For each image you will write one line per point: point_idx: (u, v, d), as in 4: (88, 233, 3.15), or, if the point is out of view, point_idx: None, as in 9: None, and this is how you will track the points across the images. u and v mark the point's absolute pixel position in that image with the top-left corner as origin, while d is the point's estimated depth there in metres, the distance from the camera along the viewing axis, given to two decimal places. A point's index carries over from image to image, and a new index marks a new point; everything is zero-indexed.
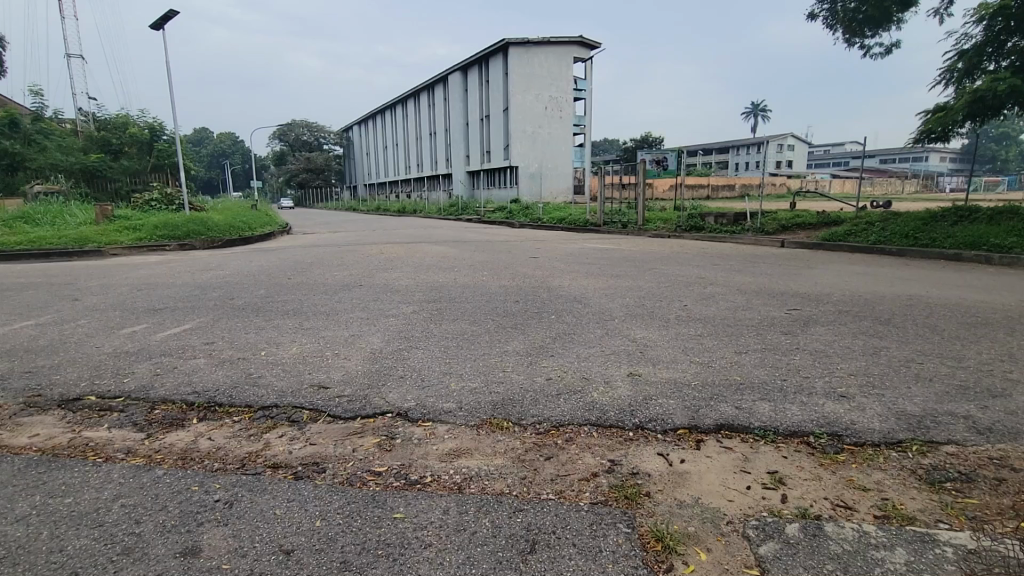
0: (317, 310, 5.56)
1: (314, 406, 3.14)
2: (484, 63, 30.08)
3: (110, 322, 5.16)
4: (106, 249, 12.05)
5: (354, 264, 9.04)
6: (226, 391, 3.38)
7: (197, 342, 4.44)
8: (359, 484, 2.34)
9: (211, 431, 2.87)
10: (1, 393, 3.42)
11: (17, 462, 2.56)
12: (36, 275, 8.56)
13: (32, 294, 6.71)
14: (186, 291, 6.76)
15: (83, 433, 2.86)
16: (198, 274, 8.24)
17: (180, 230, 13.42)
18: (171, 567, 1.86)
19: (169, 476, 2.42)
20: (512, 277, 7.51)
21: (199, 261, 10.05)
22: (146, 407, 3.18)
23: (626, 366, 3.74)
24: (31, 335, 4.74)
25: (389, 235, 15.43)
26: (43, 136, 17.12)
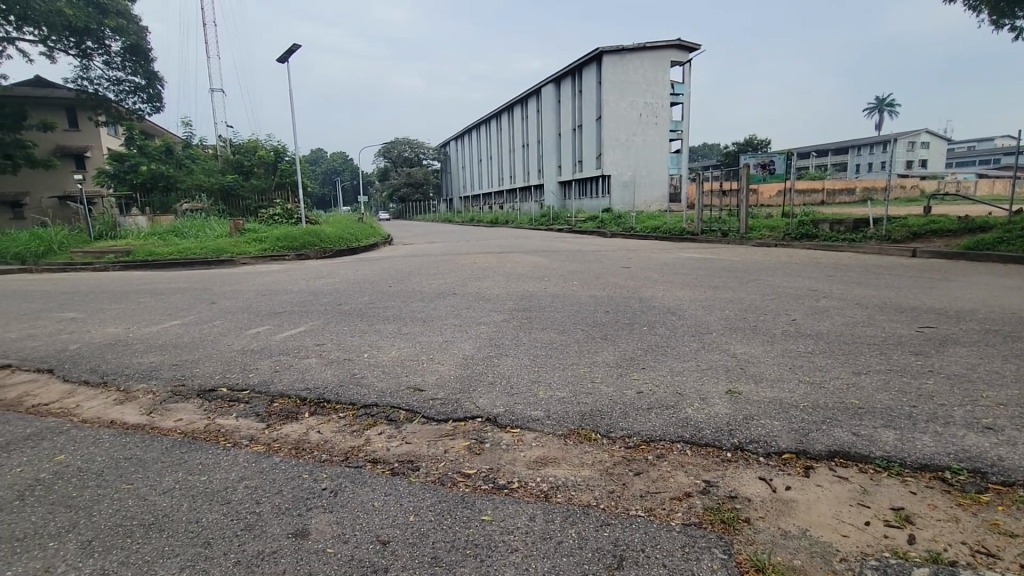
0: (414, 316, 5.85)
1: (410, 407, 3.31)
2: (578, 73, 30.14)
3: (239, 323, 5.83)
4: (238, 259, 13.68)
5: (449, 273, 9.42)
6: (333, 389, 3.67)
7: (310, 343, 4.88)
8: (450, 484, 2.43)
9: (319, 425, 3.13)
10: (154, 381, 3.99)
11: (165, 441, 2.97)
12: (184, 282, 9.90)
13: (180, 298, 7.76)
14: (302, 296, 7.45)
15: (216, 420, 3.26)
16: (312, 281, 9.05)
17: (297, 242, 14.82)
18: (284, 546, 2.04)
19: (284, 463, 2.67)
20: (603, 287, 7.41)
21: (314, 270, 11.05)
22: (267, 400, 3.54)
23: (725, 383, 3.52)
24: (179, 333, 5.50)
25: (481, 245, 15.88)
26: (193, 162, 20.50)
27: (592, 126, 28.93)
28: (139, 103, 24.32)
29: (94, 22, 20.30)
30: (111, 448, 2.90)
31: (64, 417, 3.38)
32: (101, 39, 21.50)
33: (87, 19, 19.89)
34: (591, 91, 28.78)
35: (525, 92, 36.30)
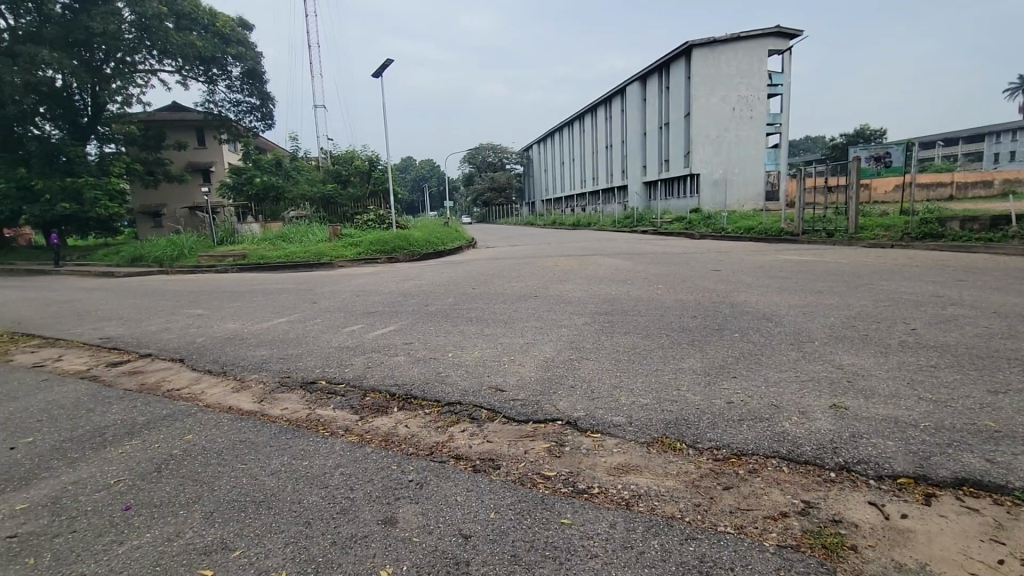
0: (497, 318, 5.97)
1: (492, 406, 3.38)
2: (665, 69, 29.16)
3: (337, 322, 6.29)
4: (336, 262, 14.73)
5: (531, 275, 9.51)
6: (419, 386, 3.84)
7: (399, 341, 5.14)
8: (530, 485, 2.45)
9: (407, 419, 3.28)
10: (265, 372, 4.41)
11: (272, 427, 3.27)
12: (291, 283, 10.85)
13: (287, 298, 8.51)
14: (392, 298, 7.88)
15: (316, 410, 3.53)
16: (402, 283, 9.54)
17: (389, 246, 15.68)
18: (375, 531, 2.17)
19: (375, 454, 2.84)
20: (690, 291, 7.11)
21: (404, 272, 11.64)
22: (360, 394, 3.77)
23: (828, 396, 3.23)
24: (286, 329, 6.04)
25: (563, 248, 15.85)
26: (298, 172, 22.60)
27: (680, 123, 27.84)
28: (255, 122, 26.97)
29: (219, 51, 22.83)
30: (229, 431, 3.24)
31: (192, 401, 3.83)
32: (224, 66, 24.11)
33: (213, 49, 22.41)
34: (679, 87, 27.71)
35: (609, 92, 35.69)
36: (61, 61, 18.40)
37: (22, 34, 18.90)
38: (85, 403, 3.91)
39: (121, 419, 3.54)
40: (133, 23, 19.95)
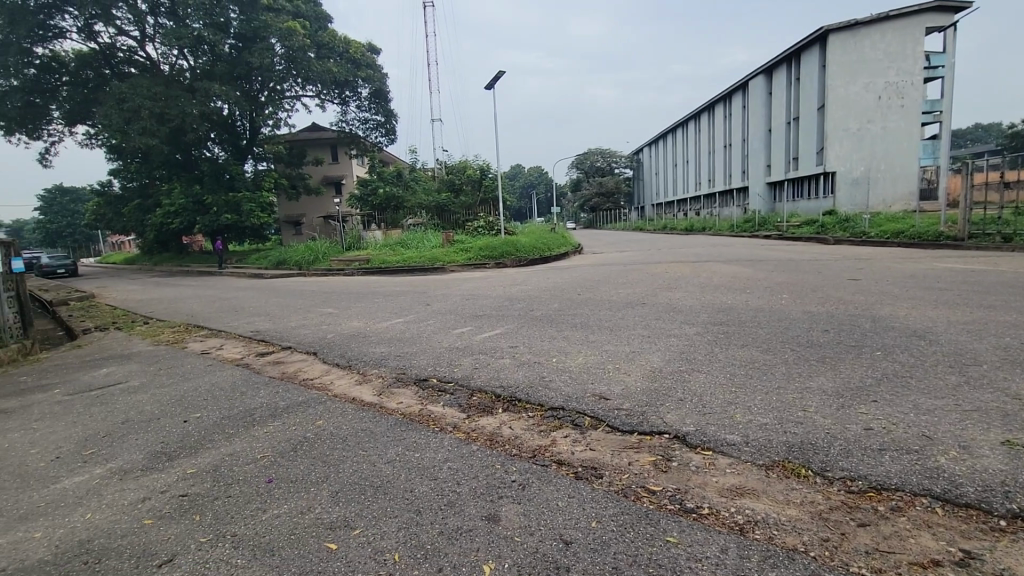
0: (603, 325, 5.89)
1: (595, 414, 3.33)
2: (794, 59, 26.81)
3: (448, 323, 6.62)
4: (448, 267, 15.53)
5: (639, 282, 9.24)
6: (524, 389, 3.90)
7: (505, 344, 5.28)
8: (634, 497, 2.38)
9: (511, 421, 3.35)
10: (383, 368, 4.77)
11: (389, 419, 3.53)
12: (408, 286, 11.64)
13: (404, 300, 9.14)
14: (500, 302, 8.11)
15: (427, 406, 3.74)
16: (509, 288, 9.78)
17: (497, 251, 16.17)
18: (479, 526, 2.24)
19: (480, 452, 2.94)
20: (820, 302, 6.44)
21: (511, 277, 11.93)
22: (467, 394, 3.93)
23: (998, 431, 2.73)
24: (402, 329, 6.49)
25: (674, 254, 15.20)
26: (416, 182, 24.17)
27: (812, 117, 25.37)
28: (379, 137, 29.32)
29: (351, 75, 25.20)
30: (353, 420, 3.55)
31: (322, 390, 4.27)
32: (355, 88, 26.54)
33: (346, 73, 24.79)
34: (812, 77, 25.30)
35: (727, 88, 33.62)
36: (227, 93, 21.58)
37: (200, 72, 22.57)
38: (239, 387, 4.52)
39: (266, 402, 4.05)
40: (283, 56, 22.72)
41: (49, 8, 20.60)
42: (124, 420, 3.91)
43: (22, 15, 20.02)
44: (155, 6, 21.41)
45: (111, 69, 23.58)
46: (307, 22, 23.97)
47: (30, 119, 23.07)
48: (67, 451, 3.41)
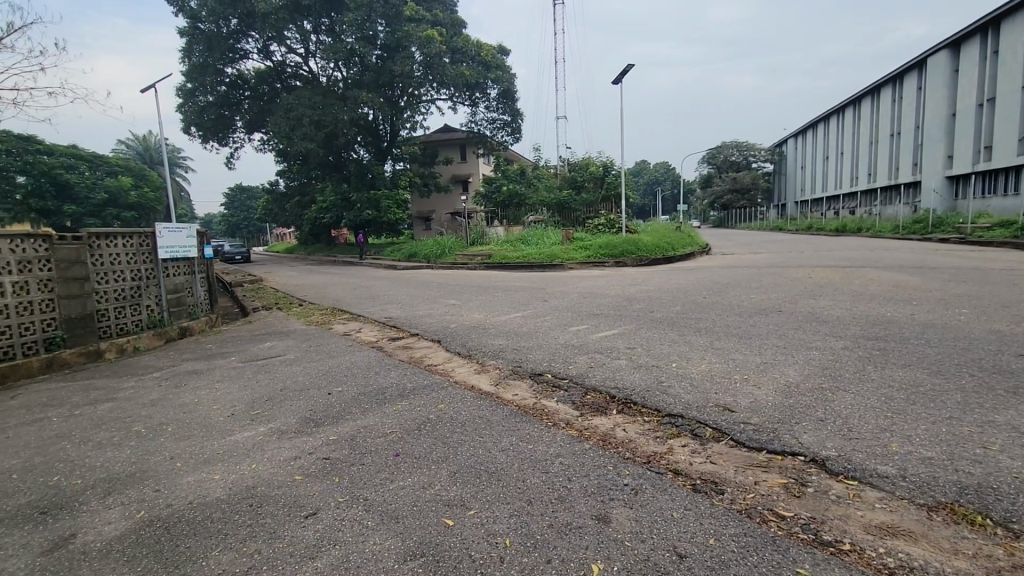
0: (731, 331, 5.50)
1: (718, 426, 3.13)
2: (993, 29, 22.45)
3: (565, 321, 6.64)
4: (567, 264, 15.59)
5: (776, 287, 8.42)
6: (641, 392, 3.79)
7: (621, 345, 5.17)
8: (759, 519, 2.19)
9: (626, 424, 3.28)
10: (501, 360, 4.93)
11: (504, 409, 3.65)
12: (527, 281, 11.86)
13: (523, 295, 9.35)
14: (619, 301, 7.94)
15: (542, 400, 3.80)
16: (629, 288, 9.51)
17: (617, 250, 15.83)
18: (588, 525, 2.23)
19: (593, 451, 2.91)
20: (1015, 321, 5.33)
21: (631, 277, 11.58)
22: (581, 391, 3.92)
23: None
24: (520, 323, 6.65)
25: (820, 257, 13.61)
26: (538, 180, 24.47)
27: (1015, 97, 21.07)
28: (505, 136, 30.20)
29: (481, 77, 26.23)
30: (472, 406, 3.74)
31: (445, 376, 4.55)
32: (485, 89, 27.57)
33: (477, 75, 25.83)
34: (1017, 48, 20.89)
35: (897, 68, 29.15)
36: (372, 100, 23.76)
37: (351, 82, 25.17)
38: (373, 367, 4.99)
39: (395, 383, 4.41)
40: (421, 62, 24.32)
41: (237, 33, 24.30)
42: (282, 388, 4.52)
43: (218, 41, 23.84)
44: (317, 25, 24.23)
45: (281, 83, 27.13)
46: (443, 29, 25.41)
47: (221, 129, 27.46)
48: (239, 409, 4.04)
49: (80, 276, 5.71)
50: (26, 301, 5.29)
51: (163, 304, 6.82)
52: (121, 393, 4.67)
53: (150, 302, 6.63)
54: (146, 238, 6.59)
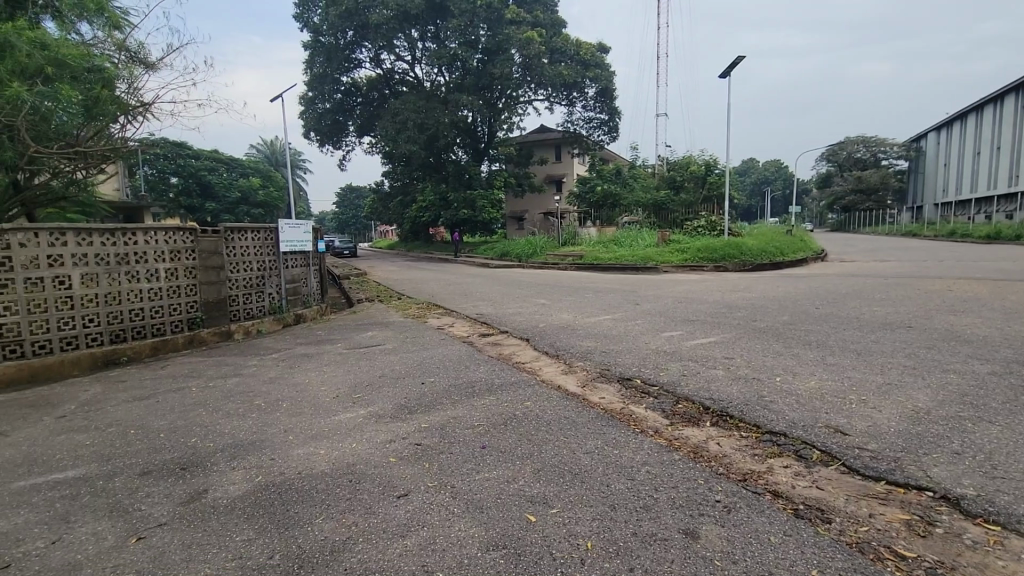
0: (847, 346, 4.99)
1: (827, 448, 2.86)
2: None
3: (658, 326, 6.41)
4: (661, 267, 15.07)
5: (905, 300, 7.48)
6: (738, 405, 3.56)
7: (719, 354, 4.90)
8: (872, 556, 1.97)
9: (720, 438, 3.10)
10: (589, 362, 4.88)
11: (591, 411, 3.60)
12: (619, 283, 11.59)
13: (614, 297, 9.17)
14: (718, 308, 7.51)
15: (630, 405, 3.71)
16: (730, 294, 8.95)
17: (718, 253, 14.98)
18: (674, 538, 2.14)
19: (683, 463, 2.79)
20: None
21: (733, 283, 10.89)
22: (673, 400, 3.77)
23: None
24: (610, 326, 6.53)
25: (965, 267, 11.84)
26: (635, 180, 23.79)
27: None
28: (602, 135, 29.76)
29: (580, 76, 26.05)
30: (558, 406, 3.75)
31: (532, 374, 4.59)
32: (583, 89, 27.36)
33: (575, 75, 25.67)
34: None
35: None
36: (473, 102, 24.53)
37: (453, 86, 26.16)
38: (464, 361, 5.17)
39: (485, 377, 4.55)
40: (520, 64, 24.67)
41: (353, 44, 26.05)
42: (380, 375, 4.83)
43: (336, 52, 25.89)
44: (424, 32, 25.49)
45: (389, 90, 28.79)
46: (543, 30, 25.60)
47: (335, 134, 29.84)
48: (342, 391, 4.38)
49: (217, 264, 6.50)
50: (174, 285, 6.12)
51: (282, 292, 7.56)
52: (246, 370, 5.26)
53: (271, 290, 7.39)
54: (270, 232, 7.33)
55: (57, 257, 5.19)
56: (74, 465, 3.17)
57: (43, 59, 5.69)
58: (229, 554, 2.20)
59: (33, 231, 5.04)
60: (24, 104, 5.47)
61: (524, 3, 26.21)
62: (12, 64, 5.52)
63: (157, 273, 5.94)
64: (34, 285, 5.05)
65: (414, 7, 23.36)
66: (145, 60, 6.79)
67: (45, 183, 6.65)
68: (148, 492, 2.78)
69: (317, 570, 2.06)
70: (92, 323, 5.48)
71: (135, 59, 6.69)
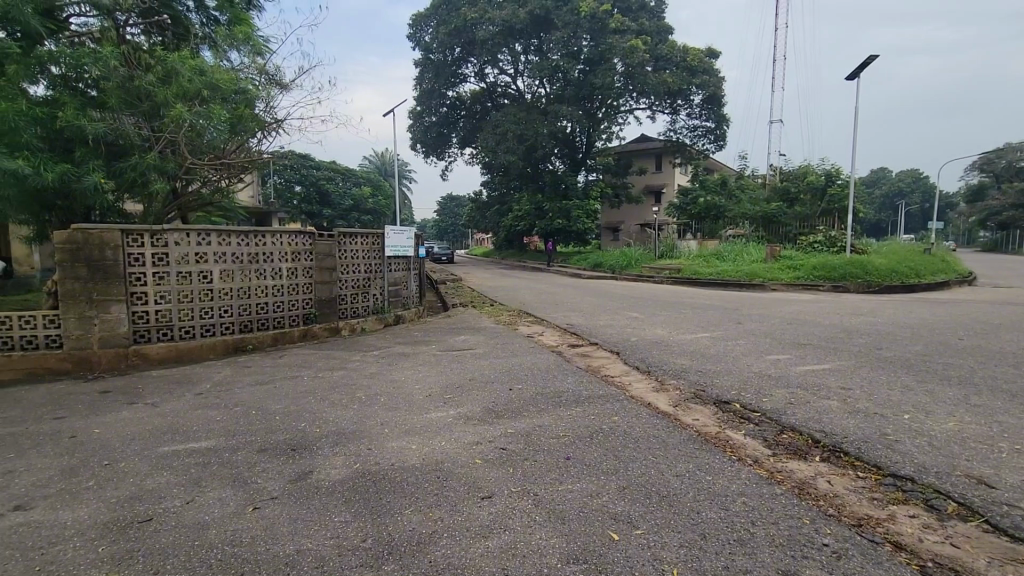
0: (999, 386, 4.29)
1: (966, 501, 2.48)
2: None
3: (762, 348, 5.96)
4: (769, 285, 14.02)
5: None
6: (855, 442, 3.20)
7: (833, 383, 4.44)
8: None
9: (831, 475, 2.81)
10: (683, 381, 4.65)
11: (684, 433, 3.42)
12: (721, 300, 10.95)
13: (713, 314, 8.67)
14: (835, 332, 6.80)
15: (727, 430, 3.48)
16: (850, 318, 8.09)
17: (837, 272, 13.62)
18: None
19: (786, 498, 2.56)
20: None
21: (854, 305, 9.82)
22: (776, 429, 3.47)
23: None
24: (708, 344, 6.19)
25: None
26: (742, 191, 22.40)
27: None
28: (707, 144, 28.43)
29: (686, 83, 25.10)
30: (648, 424, 3.60)
31: (622, 389, 4.47)
32: (688, 96, 26.36)
33: (680, 82, 24.81)
34: None
35: None
36: (572, 113, 24.59)
37: (553, 97, 26.45)
38: (553, 370, 5.16)
39: (573, 388, 4.50)
40: (623, 73, 24.34)
41: (459, 60, 27.27)
42: (471, 378, 4.98)
43: (444, 68, 27.28)
44: (527, 45, 26.04)
45: (492, 102, 29.68)
46: (649, 37, 25.03)
47: (440, 145, 31.38)
48: (435, 391, 4.57)
49: (330, 266, 7.08)
50: (293, 283, 6.76)
51: (384, 294, 8.06)
52: (350, 364, 5.67)
53: (375, 291, 7.91)
54: (377, 237, 7.86)
55: (202, 255, 5.96)
56: (206, 437, 3.61)
57: (201, 82, 6.62)
58: (328, 533, 2.37)
59: (186, 232, 5.83)
60: (185, 123, 6.43)
61: (629, 11, 25.81)
62: (178, 89, 6.49)
63: (280, 272, 6.61)
64: (184, 278, 5.85)
65: (518, 22, 24.00)
66: (280, 81, 7.65)
67: (197, 191, 7.65)
68: (263, 467, 3.09)
69: (404, 558, 2.16)
70: (226, 314, 6.21)
71: (273, 81, 7.59)
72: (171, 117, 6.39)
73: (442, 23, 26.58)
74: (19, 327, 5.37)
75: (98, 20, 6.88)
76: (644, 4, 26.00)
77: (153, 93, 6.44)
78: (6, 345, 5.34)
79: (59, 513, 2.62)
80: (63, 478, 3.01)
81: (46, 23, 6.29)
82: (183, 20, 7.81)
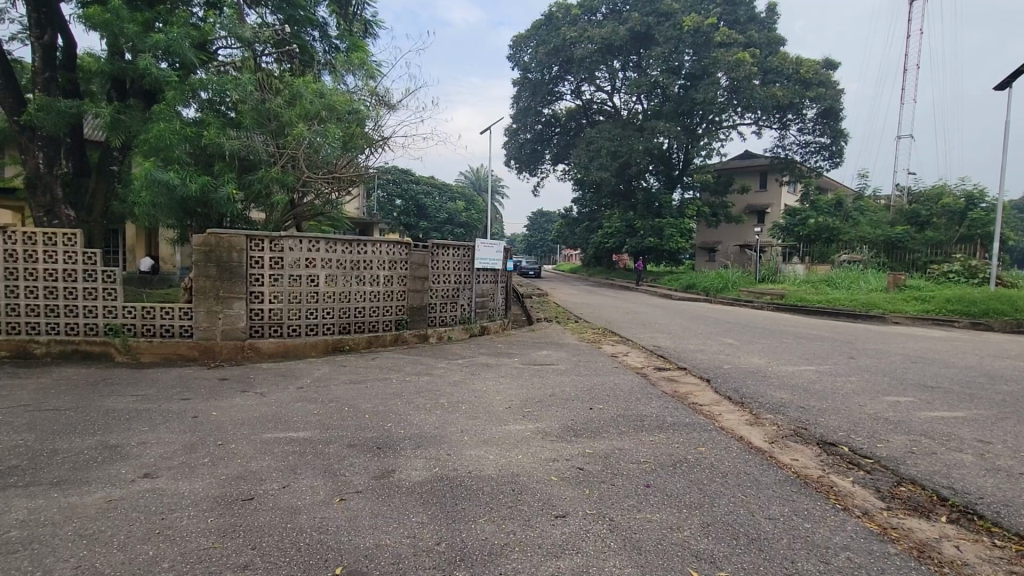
0: None
1: None
2: None
3: (879, 386, 5.34)
4: (890, 316, 12.64)
5: None
6: (993, 504, 2.75)
7: (967, 434, 3.83)
8: None
9: (959, 539, 2.42)
10: (783, 417, 4.26)
11: (779, 473, 3.14)
12: (832, 331, 9.99)
13: (822, 346, 7.90)
14: (973, 376, 5.91)
15: (831, 475, 3.13)
16: (993, 360, 7.02)
17: (977, 308, 11.86)
18: None
19: (901, 559, 2.25)
20: None
21: (998, 346, 8.51)
22: (893, 480, 3.07)
23: None
24: (813, 378, 5.64)
25: None
26: (860, 215, 20.45)
27: None
28: (822, 162, 26.30)
29: (798, 96, 23.43)
30: (739, 460, 3.33)
31: (709, 419, 4.20)
32: (801, 110, 24.60)
33: (792, 95, 23.21)
34: None
35: None
36: (670, 129, 23.92)
37: (651, 113, 25.86)
38: (636, 393, 4.95)
39: (657, 414, 4.29)
40: (728, 87, 23.26)
41: (557, 79, 27.65)
42: (552, 394, 4.93)
43: (541, 86, 27.81)
44: (626, 62, 25.73)
45: (587, 119, 29.67)
46: (758, 50, 23.75)
47: (533, 162, 31.83)
48: (516, 403, 4.60)
49: (423, 275, 7.39)
50: (389, 289, 7.16)
51: (471, 305, 8.27)
52: (435, 371, 5.88)
53: (464, 301, 8.13)
54: (468, 251, 8.09)
55: (311, 260, 6.49)
56: (304, 428, 3.89)
57: (321, 104, 7.34)
58: (405, 533, 2.43)
59: (299, 239, 6.39)
60: (305, 140, 7.16)
61: (737, 24, 24.80)
62: (302, 110, 7.25)
63: (378, 279, 7.03)
64: (296, 281, 6.43)
65: (618, 39, 23.94)
66: (387, 102, 8.17)
67: (311, 203, 8.26)
68: (351, 463, 3.25)
69: (475, 567, 2.17)
70: (328, 315, 6.70)
71: (382, 101, 8.11)
72: (294, 136, 7.14)
73: (542, 43, 27.16)
74: (161, 317, 6.19)
75: (240, 51, 7.85)
76: (753, 16, 24.79)
77: (280, 114, 7.21)
78: (151, 331, 6.18)
79: (179, 483, 2.95)
80: (185, 453, 3.39)
81: (199, 55, 7.29)
82: (309, 48, 8.73)
